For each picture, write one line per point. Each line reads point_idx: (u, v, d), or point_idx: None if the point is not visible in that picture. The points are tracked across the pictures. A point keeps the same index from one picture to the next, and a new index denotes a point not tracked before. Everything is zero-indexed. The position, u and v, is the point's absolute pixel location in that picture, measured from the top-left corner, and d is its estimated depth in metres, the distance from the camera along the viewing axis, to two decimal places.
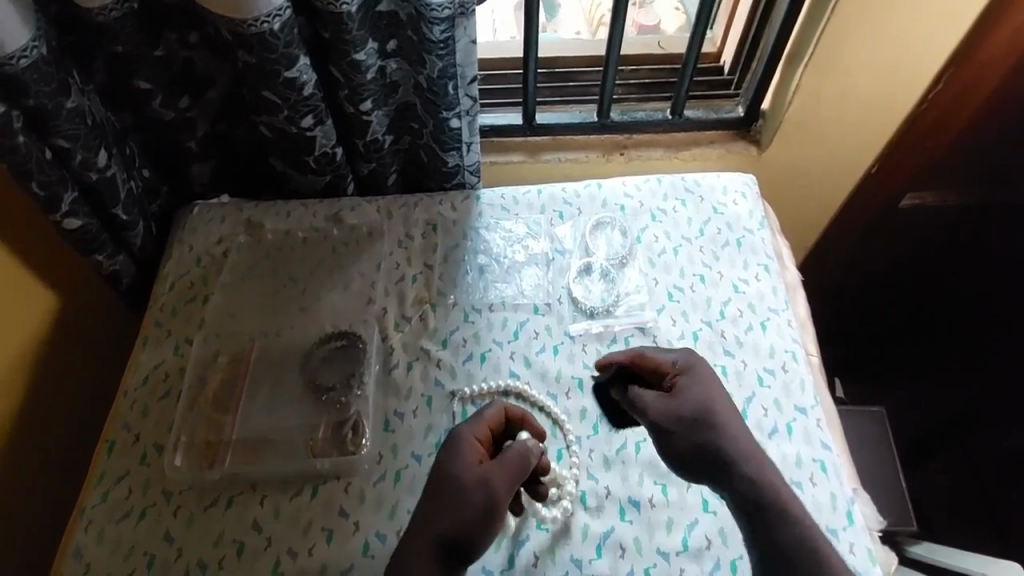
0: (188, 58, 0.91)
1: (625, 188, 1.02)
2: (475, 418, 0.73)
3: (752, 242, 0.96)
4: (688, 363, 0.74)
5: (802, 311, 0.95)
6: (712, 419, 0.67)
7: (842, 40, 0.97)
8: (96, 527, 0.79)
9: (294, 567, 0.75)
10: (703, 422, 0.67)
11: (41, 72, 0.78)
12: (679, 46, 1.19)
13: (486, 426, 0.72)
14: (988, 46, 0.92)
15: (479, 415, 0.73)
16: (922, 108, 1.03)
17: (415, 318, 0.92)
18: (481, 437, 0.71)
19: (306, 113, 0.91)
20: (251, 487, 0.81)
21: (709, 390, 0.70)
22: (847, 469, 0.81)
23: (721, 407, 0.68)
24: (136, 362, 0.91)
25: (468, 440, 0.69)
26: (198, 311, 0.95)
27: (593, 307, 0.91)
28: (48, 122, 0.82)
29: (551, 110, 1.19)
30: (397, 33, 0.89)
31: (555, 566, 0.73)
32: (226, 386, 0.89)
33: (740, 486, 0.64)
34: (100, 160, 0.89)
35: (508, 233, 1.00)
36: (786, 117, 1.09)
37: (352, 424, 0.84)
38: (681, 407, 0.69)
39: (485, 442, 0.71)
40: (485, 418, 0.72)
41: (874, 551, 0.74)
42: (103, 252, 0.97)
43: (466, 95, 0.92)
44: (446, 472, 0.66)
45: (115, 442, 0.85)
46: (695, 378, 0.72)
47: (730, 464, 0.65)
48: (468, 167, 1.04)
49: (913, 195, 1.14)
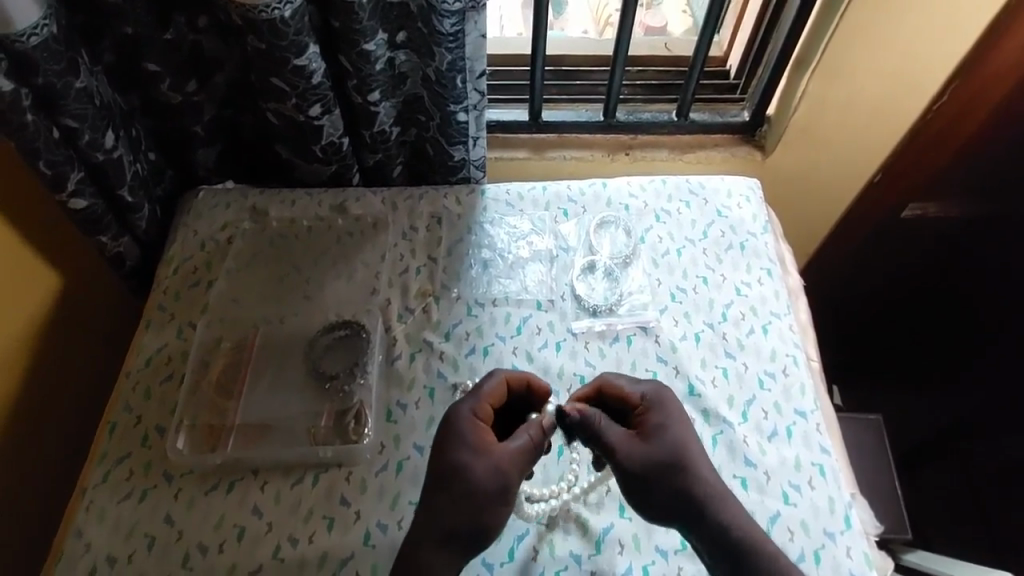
0: (196, 42, 0.90)
1: (630, 188, 1.03)
2: (473, 394, 0.72)
3: (756, 245, 0.97)
4: (661, 402, 0.72)
5: (803, 316, 0.95)
6: (686, 462, 0.67)
7: (851, 44, 1.01)
8: (97, 508, 0.79)
9: (295, 553, 0.76)
10: (678, 462, 0.66)
11: (51, 50, 0.78)
12: (686, 49, 1.20)
13: (487, 401, 0.71)
14: (995, 56, 0.90)
15: (477, 389, 0.73)
16: (928, 116, 1.01)
17: (418, 310, 0.93)
18: (484, 414, 0.71)
19: (315, 102, 0.91)
20: (253, 473, 0.81)
21: (681, 430, 0.69)
22: (846, 474, 0.82)
23: (696, 451, 0.68)
24: (139, 344, 0.91)
25: (469, 417, 0.69)
26: (202, 296, 0.95)
27: (596, 304, 0.92)
28: (57, 101, 0.82)
29: (557, 108, 1.20)
30: (406, 25, 0.88)
31: (555, 561, 0.74)
32: (229, 371, 0.89)
33: (714, 534, 0.65)
34: (107, 141, 0.89)
35: (512, 229, 1.00)
36: (793, 122, 1.14)
37: (354, 413, 0.84)
38: (657, 453, 0.67)
39: (488, 415, 0.71)
40: (486, 393, 0.72)
41: (870, 555, 0.75)
42: (107, 234, 0.96)
43: (474, 89, 0.93)
44: (456, 460, 0.66)
45: (116, 424, 0.85)
46: (669, 417, 0.70)
47: (706, 511, 0.66)
48: (474, 161, 1.04)
49: (915, 205, 1.14)
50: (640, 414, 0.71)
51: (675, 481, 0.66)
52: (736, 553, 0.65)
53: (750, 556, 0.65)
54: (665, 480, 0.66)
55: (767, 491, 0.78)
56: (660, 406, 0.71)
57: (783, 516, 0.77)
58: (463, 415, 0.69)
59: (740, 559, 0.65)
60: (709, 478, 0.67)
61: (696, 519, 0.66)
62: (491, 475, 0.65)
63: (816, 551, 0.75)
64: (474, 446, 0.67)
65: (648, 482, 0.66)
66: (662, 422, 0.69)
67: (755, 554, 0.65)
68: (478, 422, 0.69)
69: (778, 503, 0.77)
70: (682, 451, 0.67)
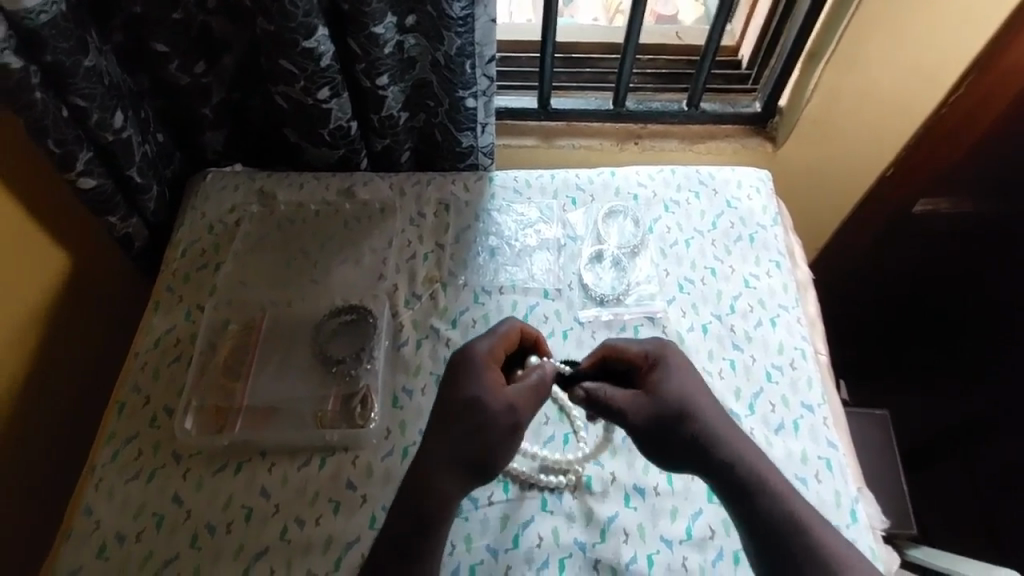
0: (205, 24, 0.90)
1: (639, 177, 1.02)
2: (489, 334, 0.73)
3: (765, 237, 0.97)
4: (657, 354, 0.72)
5: (812, 309, 0.95)
6: (692, 411, 0.67)
7: (864, 42, 0.99)
8: (106, 485, 0.79)
9: (302, 536, 0.76)
10: (685, 414, 0.67)
11: (60, 29, 0.77)
12: (696, 38, 1.20)
13: (501, 339, 0.72)
14: (1012, 51, 0.91)
15: (493, 330, 0.74)
16: (941, 113, 1.01)
17: (425, 296, 0.93)
18: (496, 351, 0.71)
19: (323, 85, 0.90)
20: (261, 455, 0.81)
21: (678, 379, 0.69)
22: (852, 469, 0.82)
23: (700, 402, 0.68)
24: (148, 325, 0.91)
25: (485, 352, 0.70)
26: (210, 278, 0.95)
27: (603, 294, 0.92)
28: (66, 79, 0.82)
29: (566, 97, 1.19)
30: (416, 8, 0.87)
31: (559, 548, 0.74)
32: (238, 353, 0.89)
33: (720, 471, 0.65)
34: (116, 121, 0.88)
35: (520, 216, 1.00)
36: (806, 114, 1.12)
37: (361, 397, 0.85)
38: (660, 404, 0.67)
39: (499, 357, 0.71)
40: (501, 334, 0.73)
41: (876, 550, 0.75)
42: (116, 215, 0.96)
43: (483, 75, 0.92)
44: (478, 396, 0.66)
45: (125, 404, 0.85)
46: (669, 370, 0.70)
47: (715, 453, 0.66)
48: (482, 148, 1.04)
49: (927, 201, 1.14)
50: (645, 371, 0.71)
51: (680, 427, 0.67)
52: (743, 492, 0.64)
53: (755, 492, 0.64)
54: (671, 428, 0.67)
55: None
56: (660, 358, 0.71)
57: None
58: (476, 358, 0.69)
59: (745, 495, 0.64)
60: (713, 428, 0.67)
61: (702, 455, 0.66)
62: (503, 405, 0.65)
63: None
64: (487, 380, 0.67)
65: (656, 431, 0.67)
66: (663, 374, 0.70)
67: (763, 492, 0.64)
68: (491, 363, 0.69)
69: None
70: (688, 402, 0.67)
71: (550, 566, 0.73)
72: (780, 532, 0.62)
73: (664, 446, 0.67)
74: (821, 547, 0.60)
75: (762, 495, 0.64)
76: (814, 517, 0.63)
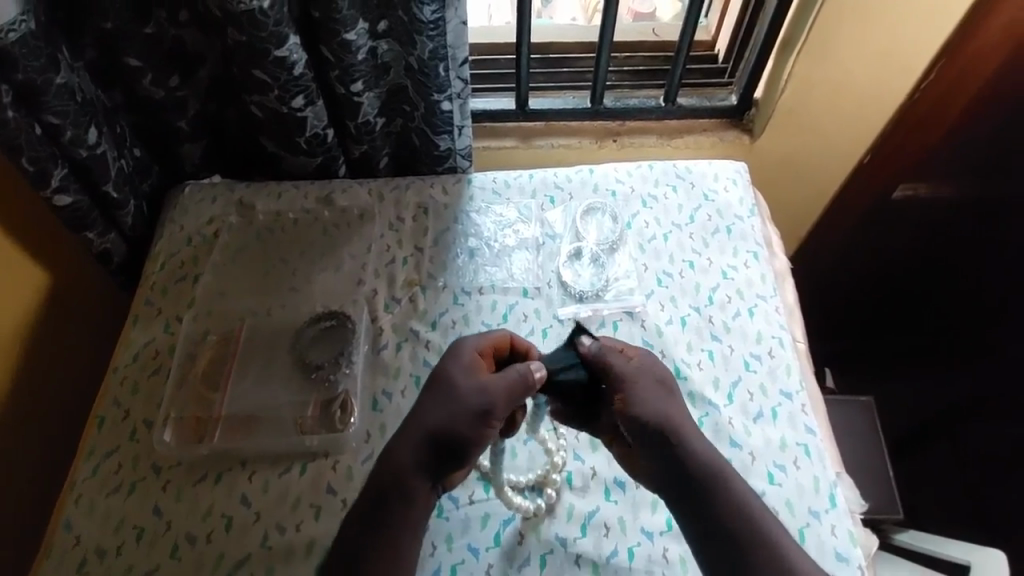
0: (177, 37, 0.90)
1: (617, 173, 1.03)
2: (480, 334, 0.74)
3: (743, 229, 0.97)
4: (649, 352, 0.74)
5: (790, 298, 0.95)
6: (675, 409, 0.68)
7: (835, 33, 0.99)
8: (86, 500, 0.80)
9: (283, 542, 0.76)
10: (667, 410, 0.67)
11: (30, 47, 0.78)
12: (672, 34, 1.19)
13: (490, 343, 0.73)
14: (978, 38, 0.93)
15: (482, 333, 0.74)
16: (913, 98, 1.05)
17: (405, 299, 0.93)
18: (484, 351, 0.72)
19: (297, 93, 0.91)
20: (242, 464, 0.81)
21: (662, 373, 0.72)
22: (830, 453, 0.82)
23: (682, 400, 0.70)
24: (127, 339, 0.92)
25: (471, 349, 0.71)
26: (189, 291, 0.95)
27: (582, 291, 0.92)
28: (36, 97, 0.82)
29: (546, 96, 1.20)
30: (387, 14, 0.88)
31: (540, 544, 0.74)
32: (216, 364, 0.89)
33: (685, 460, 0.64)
34: (90, 137, 0.89)
35: (499, 217, 1.00)
36: (779, 108, 1.12)
37: (340, 402, 0.85)
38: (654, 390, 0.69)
39: (485, 353, 0.72)
40: (489, 336, 0.73)
41: (855, 533, 0.75)
42: (94, 230, 0.97)
43: (457, 77, 0.93)
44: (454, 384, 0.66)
45: (105, 418, 0.85)
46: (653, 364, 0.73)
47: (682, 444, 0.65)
48: (460, 151, 1.04)
49: (907, 186, 1.16)
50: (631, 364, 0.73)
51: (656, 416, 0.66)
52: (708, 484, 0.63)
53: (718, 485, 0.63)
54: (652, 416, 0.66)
55: (752, 472, 0.78)
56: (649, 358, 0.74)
57: (770, 495, 0.76)
58: (464, 352, 0.70)
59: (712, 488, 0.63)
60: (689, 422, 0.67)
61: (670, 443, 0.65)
62: (477, 389, 0.66)
63: (801, 529, 0.75)
64: (468, 366, 0.69)
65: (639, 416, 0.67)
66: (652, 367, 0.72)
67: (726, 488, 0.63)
68: (473, 359, 0.70)
69: (764, 483, 0.77)
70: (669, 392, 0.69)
71: (532, 563, 0.73)
72: (737, 526, 0.61)
73: (641, 430, 0.66)
74: (773, 556, 0.59)
75: (724, 491, 0.63)
76: (777, 532, 0.61)
